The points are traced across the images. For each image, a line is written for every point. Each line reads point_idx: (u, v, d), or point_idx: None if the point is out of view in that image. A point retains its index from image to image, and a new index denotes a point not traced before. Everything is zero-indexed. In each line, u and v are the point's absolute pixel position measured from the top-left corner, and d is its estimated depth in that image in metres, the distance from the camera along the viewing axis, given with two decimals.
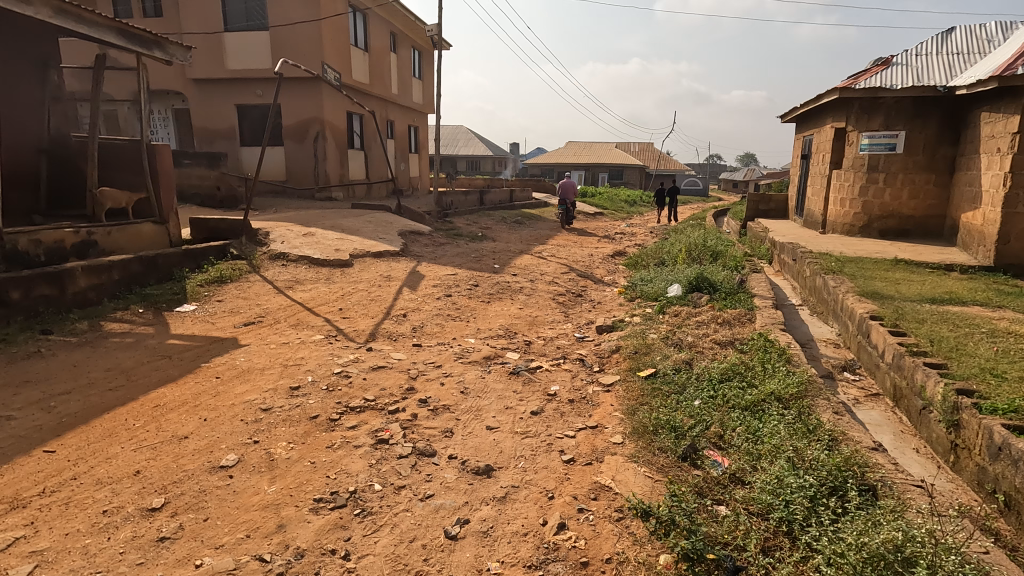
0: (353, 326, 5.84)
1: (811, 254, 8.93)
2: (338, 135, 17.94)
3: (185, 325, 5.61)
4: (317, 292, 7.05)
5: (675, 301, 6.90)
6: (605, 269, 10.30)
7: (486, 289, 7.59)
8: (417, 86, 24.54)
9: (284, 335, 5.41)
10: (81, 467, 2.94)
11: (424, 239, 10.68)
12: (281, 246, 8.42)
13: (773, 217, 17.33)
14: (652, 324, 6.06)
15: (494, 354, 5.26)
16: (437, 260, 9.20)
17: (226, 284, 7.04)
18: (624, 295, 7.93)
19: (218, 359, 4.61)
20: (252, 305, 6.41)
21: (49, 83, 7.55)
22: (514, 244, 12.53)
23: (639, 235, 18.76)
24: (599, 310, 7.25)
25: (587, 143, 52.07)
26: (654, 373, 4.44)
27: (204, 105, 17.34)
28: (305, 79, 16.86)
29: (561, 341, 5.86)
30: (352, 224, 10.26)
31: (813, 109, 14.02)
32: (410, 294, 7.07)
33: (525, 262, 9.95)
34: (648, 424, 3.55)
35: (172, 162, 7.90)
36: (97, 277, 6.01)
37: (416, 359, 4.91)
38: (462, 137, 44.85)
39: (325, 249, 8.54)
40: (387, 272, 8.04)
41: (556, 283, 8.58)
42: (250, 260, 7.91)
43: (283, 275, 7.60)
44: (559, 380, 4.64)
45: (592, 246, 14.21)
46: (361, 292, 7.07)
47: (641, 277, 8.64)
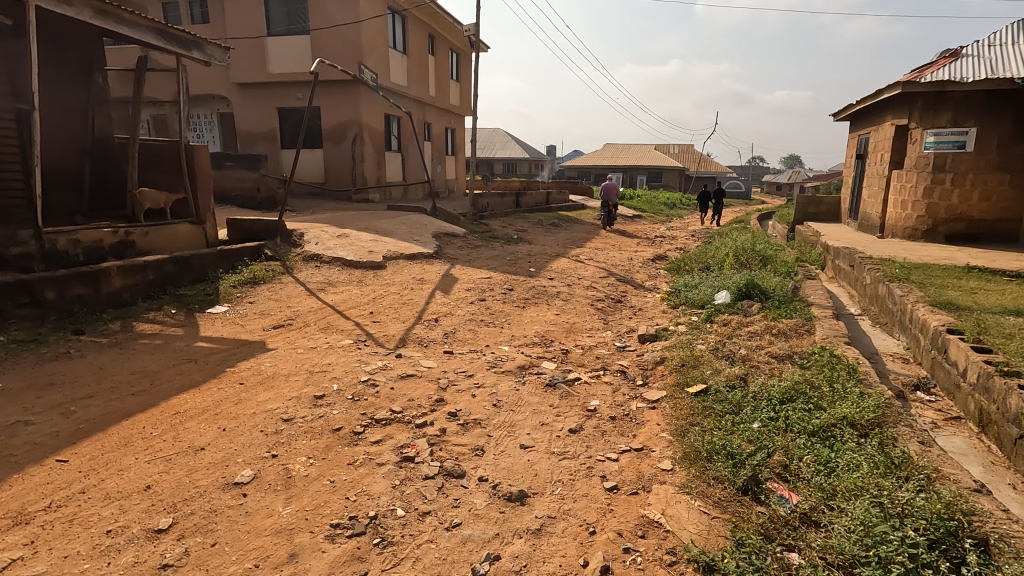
0: (383, 330, 5.63)
1: (871, 260, 8.28)
2: (375, 137, 18.01)
3: (215, 327, 5.52)
4: (349, 294, 6.90)
5: (723, 309, 6.45)
6: (645, 274, 9.87)
7: (521, 293, 7.29)
8: (455, 88, 24.52)
9: (313, 338, 5.24)
10: (91, 479, 2.78)
11: (459, 242, 10.47)
12: (315, 248, 8.34)
13: (824, 220, 16.45)
14: (699, 335, 5.64)
15: (529, 363, 4.96)
16: (471, 263, 8.97)
17: (258, 285, 6.97)
18: (667, 302, 7.50)
19: (244, 364, 4.46)
20: (283, 307, 6.30)
21: (94, 85, 7.69)
22: (551, 247, 12.21)
23: (679, 239, 18.16)
24: (640, 317, 6.85)
25: (625, 145, 51.24)
26: (705, 390, 4.05)
27: (247, 109, 17.71)
28: (344, 82, 16.99)
29: (600, 351, 5.52)
30: (386, 226, 10.14)
31: (871, 106, 13.20)
32: (443, 298, 6.84)
33: (562, 266, 9.61)
34: (700, 449, 3.17)
35: (209, 163, 7.92)
36: (133, 277, 6.01)
37: (447, 367, 4.66)
38: (498, 140, 44.83)
39: (358, 250, 8.41)
40: (420, 275, 7.84)
41: (594, 287, 8.22)
42: (284, 261, 7.85)
43: (315, 276, 7.49)
44: (599, 394, 4.29)
45: (632, 249, 13.74)
46: (393, 296, 6.89)
47: (685, 283, 8.18)
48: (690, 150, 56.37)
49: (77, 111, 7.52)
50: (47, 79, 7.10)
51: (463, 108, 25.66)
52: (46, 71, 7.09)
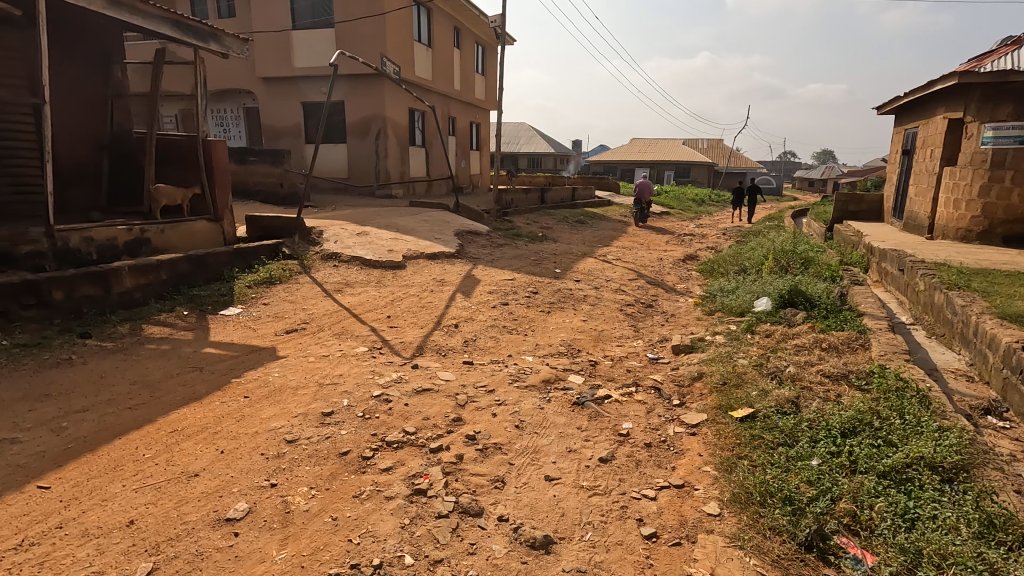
0: (401, 337, 5.33)
1: (924, 265, 7.67)
2: (398, 132, 17.78)
3: (226, 330, 5.29)
4: (367, 296, 6.62)
5: (765, 318, 5.97)
6: (676, 276, 9.39)
7: (546, 297, 6.92)
8: (480, 81, 24.14)
9: (326, 345, 4.96)
10: (71, 511, 2.52)
11: (482, 240, 10.13)
12: (334, 246, 8.10)
13: (864, 219, 15.63)
14: (738, 347, 5.19)
15: (554, 376, 4.59)
16: (494, 263, 8.62)
17: (274, 285, 6.75)
18: (702, 308, 7.03)
19: (251, 374, 4.19)
20: (298, 309, 6.05)
21: (112, 79, 7.62)
22: (576, 246, 11.78)
23: (710, 237, 17.51)
24: (673, 325, 6.41)
25: (653, 140, 50.23)
26: (751, 414, 3.62)
27: (272, 103, 17.68)
28: (368, 76, 16.79)
29: (630, 363, 5.12)
30: (408, 223, 9.85)
31: (921, 99, 12.41)
32: (464, 301, 6.52)
33: (589, 266, 9.20)
34: (752, 489, 2.77)
35: (227, 158, 7.74)
36: (145, 277, 5.82)
37: (467, 380, 4.33)
38: (524, 134, 44.33)
39: (378, 249, 8.14)
40: (440, 276, 7.53)
41: (623, 290, 7.79)
42: (301, 260, 7.63)
43: (333, 276, 7.24)
44: (632, 415, 3.91)
45: (661, 249, 13.22)
46: (412, 298, 6.58)
47: (720, 287, 7.68)
48: (720, 144, 55.02)
49: (95, 105, 7.46)
50: (62, 73, 7.05)
51: (488, 102, 25.32)
52: (62, 65, 7.03)
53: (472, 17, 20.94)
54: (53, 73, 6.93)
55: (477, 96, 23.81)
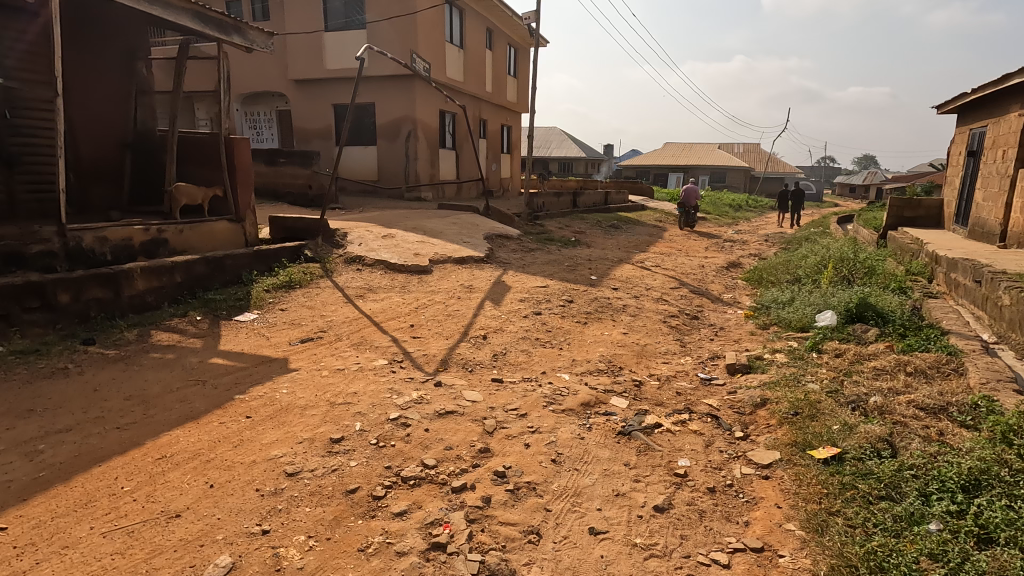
0: (424, 349, 4.86)
1: (1008, 276, 6.84)
2: (429, 134, 17.51)
3: (238, 338, 4.92)
4: (389, 303, 6.20)
5: (833, 335, 5.30)
6: (720, 285, 8.71)
7: (582, 306, 6.37)
8: (512, 84, 23.80)
9: (342, 357, 4.53)
10: (23, 562, 2.12)
11: (513, 244, 9.65)
12: (358, 249, 7.73)
13: (921, 225, 14.56)
14: (804, 368, 4.55)
15: (594, 399, 4.06)
16: (525, 268, 8.12)
17: (293, 290, 6.40)
18: (756, 322, 6.37)
19: (257, 390, 3.77)
20: (316, 316, 5.66)
21: (136, 75, 7.44)
22: (611, 251, 11.20)
23: (751, 244, 16.65)
24: (724, 341, 5.78)
25: (687, 144, 49.06)
26: (838, 456, 3.00)
27: (304, 105, 17.65)
28: (398, 77, 16.56)
29: (680, 385, 4.54)
30: (436, 226, 9.44)
31: (989, 96, 11.43)
32: (493, 310, 6.03)
33: (627, 273, 8.61)
34: (857, 563, 2.19)
35: (250, 156, 7.45)
36: (158, 279, 5.52)
37: (497, 401, 3.84)
38: (554, 138, 43.80)
39: (403, 253, 7.73)
40: (468, 282, 7.07)
41: (665, 300, 7.18)
42: (324, 263, 7.28)
43: (355, 281, 6.85)
44: (689, 450, 3.34)
45: (701, 256, 12.51)
46: (437, 306, 6.12)
47: (774, 299, 7.00)
48: (756, 149, 53.47)
49: (118, 102, 7.28)
50: (84, 68, 6.88)
51: (521, 105, 24.93)
52: (84, 60, 6.87)
53: (506, 18, 20.62)
54: (75, 69, 6.77)
55: (509, 98, 23.45)
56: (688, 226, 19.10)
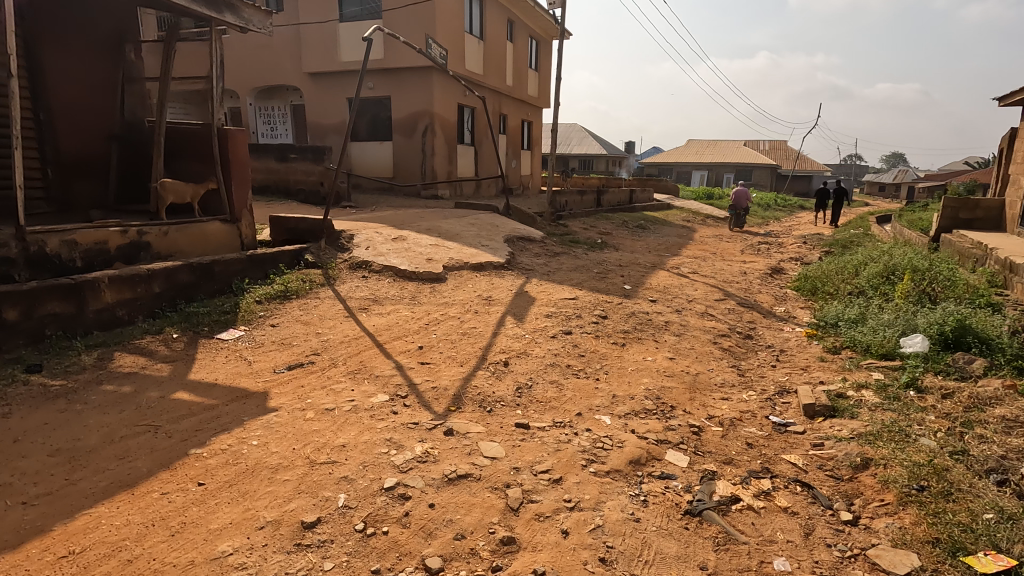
0: (434, 380, 4.05)
1: None
2: (447, 128, 16.76)
3: (216, 363, 4.18)
4: (396, 318, 5.41)
5: (929, 368, 4.34)
6: (769, 295, 7.75)
7: (617, 323, 5.50)
8: (534, 78, 22.93)
9: (333, 391, 3.74)
10: None
11: (535, 247, 8.80)
12: (365, 254, 6.97)
13: (978, 228, 13.31)
14: (906, 415, 3.63)
15: (644, 454, 3.20)
16: (549, 276, 7.28)
17: (288, 302, 5.67)
18: (823, 345, 5.42)
19: (220, 440, 2.99)
20: (311, 335, 4.90)
21: (124, 60, 6.75)
22: (641, 255, 10.27)
23: (789, 247, 15.54)
24: (790, 369, 4.86)
25: (711, 141, 47.61)
26: (1016, 573, 2.14)
27: (319, 100, 17.06)
28: (415, 69, 15.83)
29: (748, 431, 3.65)
30: (452, 227, 8.64)
31: None
32: (515, 328, 5.20)
33: (663, 281, 7.71)
34: None
35: (247, 149, 6.74)
36: (132, 290, 4.80)
37: (521, 459, 3.02)
38: (574, 136, 42.75)
39: (414, 258, 6.94)
40: (486, 292, 6.26)
41: (711, 316, 6.28)
42: (326, 270, 6.54)
43: (360, 290, 6.10)
44: (784, 544, 2.48)
45: (738, 260, 11.52)
46: (450, 323, 5.30)
47: (840, 315, 6.05)
48: (784, 146, 51.73)
49: (104, 89, 6.59)
50: (65, 52, 6.20)
51: (542, 100, 24.06)
52: (65, 43, 6.19)
53: (527, 8, 19.72)
54: (54, 53, 6.10)
55: (530, 92, 22.56)
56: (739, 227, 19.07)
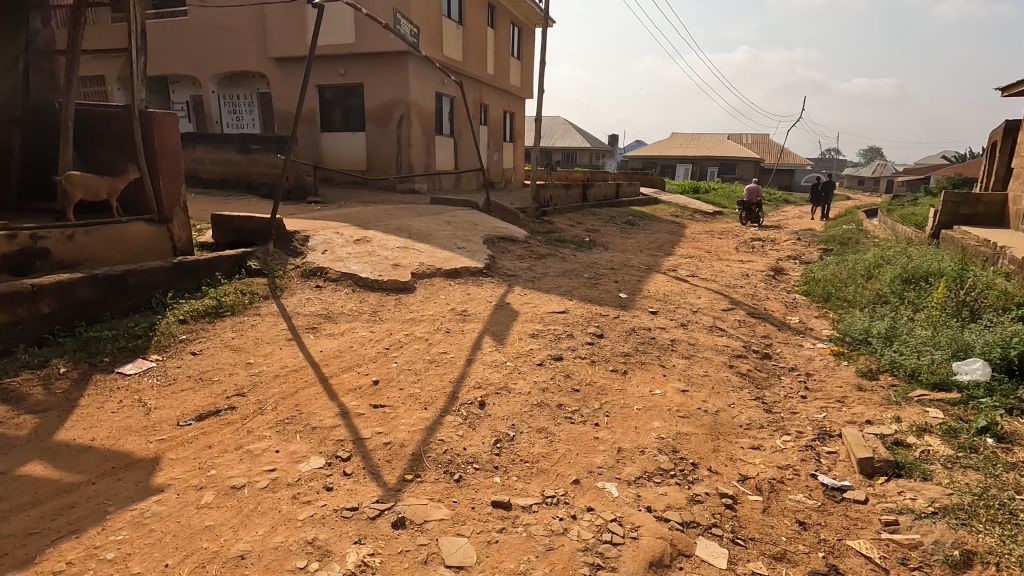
0: (388, 433, 3.13)
1: None
2: (423, 118, 15.77)
3: (105, 410, 3.23)
4: (351, 341, 4.49)
5: (1000, 405, 3.56)
6: (779, 302, 6.97)
7: (616, 344, 4.63)
8: (516, 67, 21.95)
9: (251, 457, 2.82)
10: None
11: (518, 249, 7.91)
12: (320, 259, 6.01)
13: (980, 224, 12.72)
14: (996, 478, 2.82)
15: (668, 550, 2.35)
16: (535, 283, 6.40)
17: (221, 320, 4.71)
18: (856, 368, 4.63)
19: (60, 554, 2.06)
20: (240, 365, 3.95)
21: (26, 30, 5.63)
22: (634, 256, 9.45)
23: (783, 243, 14.87)
24: (825, 403, 4.04)
25: (695, 134, 47.11)
26: None
27: (287, 87, 15.98)
28: (389, 54, 14.80)
29: (794, 500, 2.83)
30: (425, 226, 7.70)
31: None
32: (494, 353, 4.31)
33: (661, 287, 6.88)
34: None
35: (178, 137, 5.75)
36: (8, 313, 3.79)
37: (498, 570, 2.14)
38: (558, 129, 41.85)
39: (378, 264, 6.00)
40: (461, 305, 5.35)
41: (721, 331, 5.45)
42: (273, 279, 5.58)
43: (311, 304, 5.15)
44: None
45: (734, 259, 10.77)
46: (417, 347, 4.39)
47: (869, 329, 5.27)
48: (767, 139, 51.56)
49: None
50: None
51: (525, 90, 23.11)
52: None
53: None
54: None
55: (513, 82, 21.63)
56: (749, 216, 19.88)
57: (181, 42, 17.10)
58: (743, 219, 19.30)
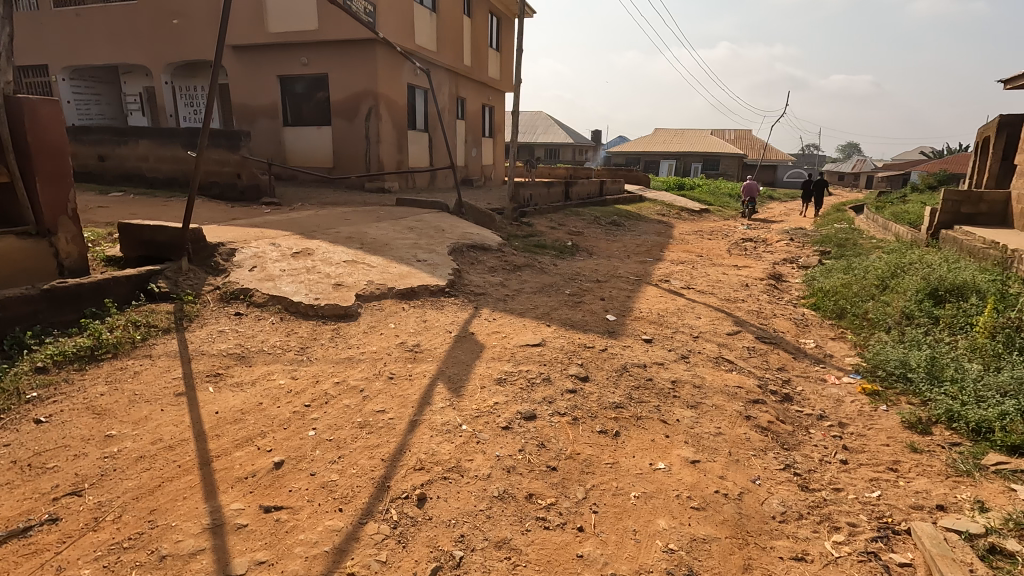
0: (273, 563, 2.13)
1: None
2: (394, 111, 14.68)
3: None
4: (262, 394, 3.45)
5: None
6: (788, 321, 6.08)
7: (604, 391, 3.66)
8: (495, 58, 20.90)
9: None
10: None
11: (490, 259, 6.92)
12: (247, 278, 4.97)
13: (981, 223, 12.02)
14: None
15: None
16: (506, 304, 5.40)
17: (98, 367, 3.63)
18: (900, 416, 3.73)
19: None
20: (98, 439, 2.89)
21: None
22: (621, 263, 8.53)
23: (774, 244, 14.09)
24: (874, 475, 3.12)
25: (678, 130, 46.49)
26: None
27: (246, 78, 14.73)
28: (355, 42, 13.65)
29: None
30: (382, 234, 6.65)
31: None
32: (446, 411, 3.30)
33: (655, 305, 5.93)
34: None
35: (62, 130, 4.62)
36: None
37: None
38: (541, 123, 40.94)
39: (316, 284, 4.96)
40: (413, 337, 4.35)
41: (730, 364, 4.52)
42: (181, 306, 4.51)
43: (224, 341, 4.10)
44: None
45: (729, 264, 9.90)
46: (349, 403, 3.37)
47: (908, 363, 4.39)
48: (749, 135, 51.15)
49: None
50: None
51: (504, 83, 22.07)
52: None
53: None
54: None
55: (492, 74, 20.56)
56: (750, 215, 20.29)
57: (130, 28, 15.67)
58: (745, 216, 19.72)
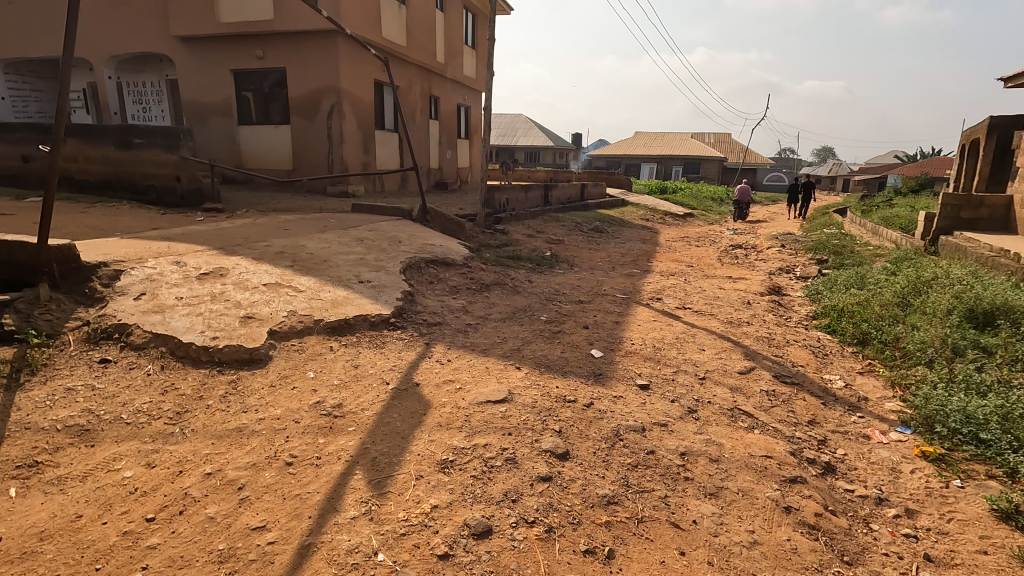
0: None
1: None
2: (359, 109, 13.55)
3: None
4: (89, 499, 2.33)
5: None
6: (804, 349, 5.14)
7: (590, 478, 2.63)
8: (470, 57, 19.86)
9: None
10: None
11: (452, 275, 5.86)
12: (129, 310, 3.82)
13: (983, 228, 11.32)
14: None
15: None
16: (467, 337, 4.34)
17: None
18: (994, 505, 2.73)
19: None
20: None
21: None
22: (605, 276, 7.54)
23: (765, 251, 13.29)
24: None
25: (659, 133, 45.99)
26: None
27: (195, 72, 13.46)
28: (316, 33, 12.49)
29: None
30: (322, 248, 5.54)
31: None
32: (356, 526, 2.21)
33: (648, 333, 4.93)
34: None
35: None
36: None
37: None
38: (521, 125, 40.07)
39: (218, 317, 3.83)
40: (334, 394, 3.25)
41: (751, 419, 3.51)
42: (25, 352, 3.35)
43: (69, 405, 2.96)
44: None
45: (723, 275, 9.00)
46: (213, 514, 2.26)
47: (977, 417, 3.39)
48: (730, 138, 50.95)
49: None
50: None
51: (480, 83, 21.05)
52: None
53: None
54: None
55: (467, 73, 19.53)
56: (739, 218, 19.58)
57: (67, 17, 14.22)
58: (737, 218, 19.47)
